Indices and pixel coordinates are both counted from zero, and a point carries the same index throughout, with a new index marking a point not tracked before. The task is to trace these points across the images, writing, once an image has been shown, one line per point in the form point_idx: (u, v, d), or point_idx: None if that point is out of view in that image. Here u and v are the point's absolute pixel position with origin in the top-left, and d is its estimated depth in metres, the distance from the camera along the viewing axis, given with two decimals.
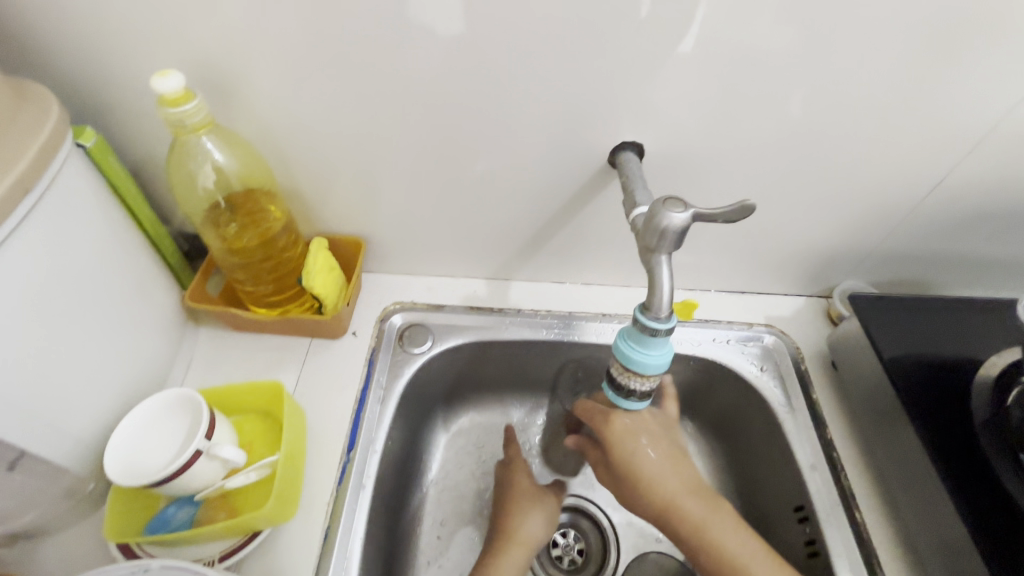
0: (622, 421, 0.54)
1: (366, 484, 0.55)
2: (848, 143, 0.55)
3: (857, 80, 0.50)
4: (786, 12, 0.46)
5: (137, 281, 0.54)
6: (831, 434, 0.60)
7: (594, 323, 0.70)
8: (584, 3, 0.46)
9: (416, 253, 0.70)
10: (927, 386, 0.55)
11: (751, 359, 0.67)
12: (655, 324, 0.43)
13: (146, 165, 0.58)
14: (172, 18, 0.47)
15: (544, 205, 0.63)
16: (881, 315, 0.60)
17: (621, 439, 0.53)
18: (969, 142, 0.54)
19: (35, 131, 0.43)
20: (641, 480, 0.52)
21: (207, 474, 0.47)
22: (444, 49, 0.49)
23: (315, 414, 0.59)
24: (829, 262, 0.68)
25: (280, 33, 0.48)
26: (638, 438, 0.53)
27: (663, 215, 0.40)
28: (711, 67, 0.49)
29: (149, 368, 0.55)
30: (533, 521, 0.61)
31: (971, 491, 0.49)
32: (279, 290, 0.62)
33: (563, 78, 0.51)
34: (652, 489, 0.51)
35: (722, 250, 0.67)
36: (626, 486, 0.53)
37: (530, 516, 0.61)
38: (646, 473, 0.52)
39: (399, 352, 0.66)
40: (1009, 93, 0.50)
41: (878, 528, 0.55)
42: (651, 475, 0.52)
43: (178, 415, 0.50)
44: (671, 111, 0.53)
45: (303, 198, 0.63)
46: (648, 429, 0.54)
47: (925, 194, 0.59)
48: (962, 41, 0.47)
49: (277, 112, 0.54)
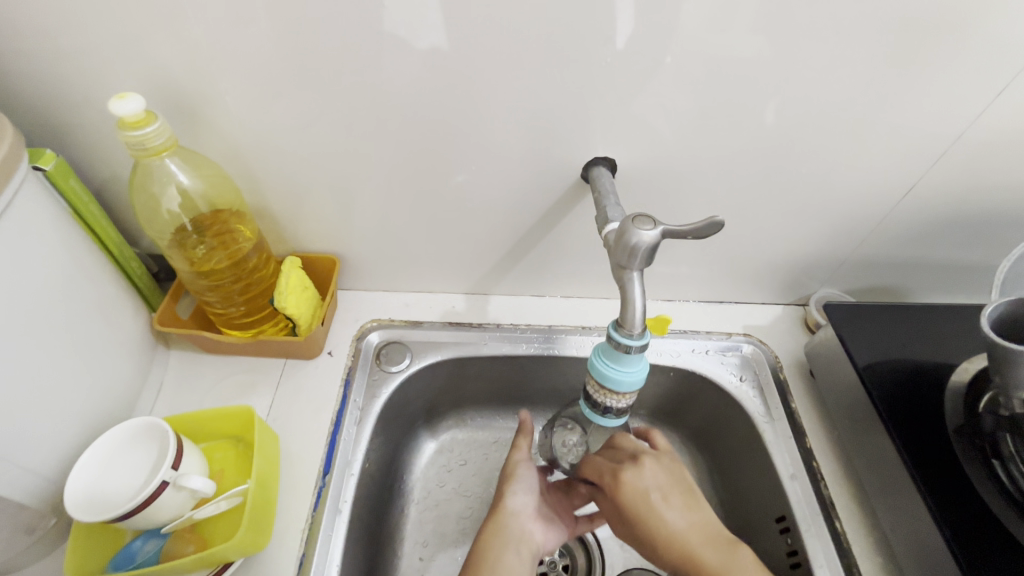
0: (629, 478, 0.51)
1: (343, 509, 0.54)
2: (816, 154, 0.56)
3: (823, 93, 0.51)
4: (752, 28, 0.46)
5: (101, 306, 0.52)
6: (809, 442, 0.61)
7: (573, 336, 0.69)
8: (552, 21, 0.46)
9: (393, 270, 0.69)
10: (902, 394, 0.56)
11: (730, 369, 0.67)
12: (629, 341, 0.43)
13: (112, 186, 0.57)
14: (135, 38, 0.46)
15: (519, 219, 0.63)
16: (855, 324, 0.61)
17: (633, 502, 0.50)
18: (932, 152, 0.55)
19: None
20: (659, 541, 0.48)
21: (174, 505, 0.46)
22: (414, 66, 0.49)
23: (290, 437, 0.58)
24: (804, 270, 0.69)
25: (247, 52, 0.48)
26: (650, 497, 0.50)
27: (633, 232, 0.40)
28: (679, 82, 0.50)
29: (116, 395, 0.53)
30: (512, 495, 0.58)
31: (946, 498, 0.50)
32: (251, 311, 0.61)
33: (535, 93, 0.51)
34: (667, 548, 0.48)
35: (699, 261, 0.68)
36: (647, 549, 0.50)
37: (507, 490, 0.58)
38: (664, 532, 0.48)
39: (376, 370, 0.65)
40: (969, 105, 0.51)
41: (858, 537, 0.55)
42: (670, 535, 0.48)
43: (145, 443, 0.48)
44: (642, 126, 0.53)
45: (275, 217, 0.62)
46: (654, 477, 0.51)
47: (893, 203, 0.60)
48: (922, 55, 0.48)
49: (246, 132, 0.53)
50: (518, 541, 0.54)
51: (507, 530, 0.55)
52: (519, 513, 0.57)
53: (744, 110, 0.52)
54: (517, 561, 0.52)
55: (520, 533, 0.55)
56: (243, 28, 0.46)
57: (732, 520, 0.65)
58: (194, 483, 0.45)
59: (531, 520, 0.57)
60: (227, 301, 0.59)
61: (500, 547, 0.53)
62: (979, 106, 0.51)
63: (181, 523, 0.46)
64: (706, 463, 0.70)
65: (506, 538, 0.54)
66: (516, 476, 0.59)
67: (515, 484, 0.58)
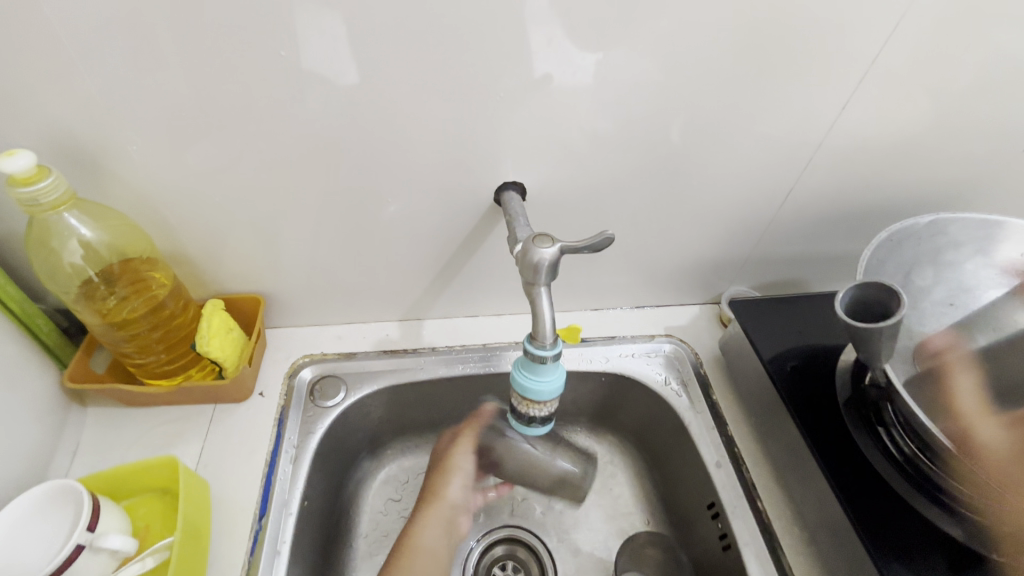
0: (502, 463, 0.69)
1: (281, 550, 0.53)
2: (706, 166, 0.62)
3: (701, 112, 0.57)
4: (629, 57, 0.51)
5: (1, 369, 0.49)
6: (731, 430, 0.65)
7: (508, 352, 0.72)
8: (449, 58, 0.49)
9: (324, 303, 0.69)
10: (801, 377, 0.62)
11: (656, 368, 0.71)
12: (543, 352, 0.46)
13: (10, 244, 0.55)
14: (25, 92, 0.45)
15: (442, 244, 0.65)
16: (758, 317, 0.67)
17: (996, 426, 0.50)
18: (805, 158, 0.62)
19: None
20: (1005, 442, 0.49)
21: (92, 570, 0.43)
22: (321, 104, 0.50)
23: (222, 483, 0.56)
24: (713, 271, 0.75)
25: (148, 100, 0.48)
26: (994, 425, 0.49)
27: (534, 250, 0.43)
28: (575, 105, 0.54)
29: (23, 462, 0.50)
30: (452, 486, 0.67)
31: (841, 466, 0.55)
32: (173, 358, 0.59)
33: (441, 124, 0.54)
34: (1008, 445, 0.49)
35: (617, 270, 0.72)
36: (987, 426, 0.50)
37: (448, 481, 0.67)
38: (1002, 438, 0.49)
39: (310, 407, 0.64)
40: (825, 114, 0.58)
41: (779, 512, 0.59)
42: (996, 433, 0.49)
43: (57, 508, 0.46)
44: (547, 148, 0.57)
45: (192, 260, 0.61)
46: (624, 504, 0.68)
47: (781, 204, 0.67)
48: (780, 74, 0.54)
49: (152, 178, 0.53)
50: (448, 526, 0.66)
51: (442, 516, 0.65)
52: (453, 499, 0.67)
53: (635, 129, 0.57)
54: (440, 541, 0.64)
55: (453, 519, 0.66)
56: (140, 77, 0.46)
57: (671, 513, 0.69)
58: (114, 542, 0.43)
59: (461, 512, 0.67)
60: (146, 351, 0.57)
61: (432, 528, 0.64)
62: (834, 115, 0.58)
63: None
64: (644, 461, 0.73)
65: (438, 520, 0.65)
66: (458, 468, 0.67)
67: (454, 476, 0.67)
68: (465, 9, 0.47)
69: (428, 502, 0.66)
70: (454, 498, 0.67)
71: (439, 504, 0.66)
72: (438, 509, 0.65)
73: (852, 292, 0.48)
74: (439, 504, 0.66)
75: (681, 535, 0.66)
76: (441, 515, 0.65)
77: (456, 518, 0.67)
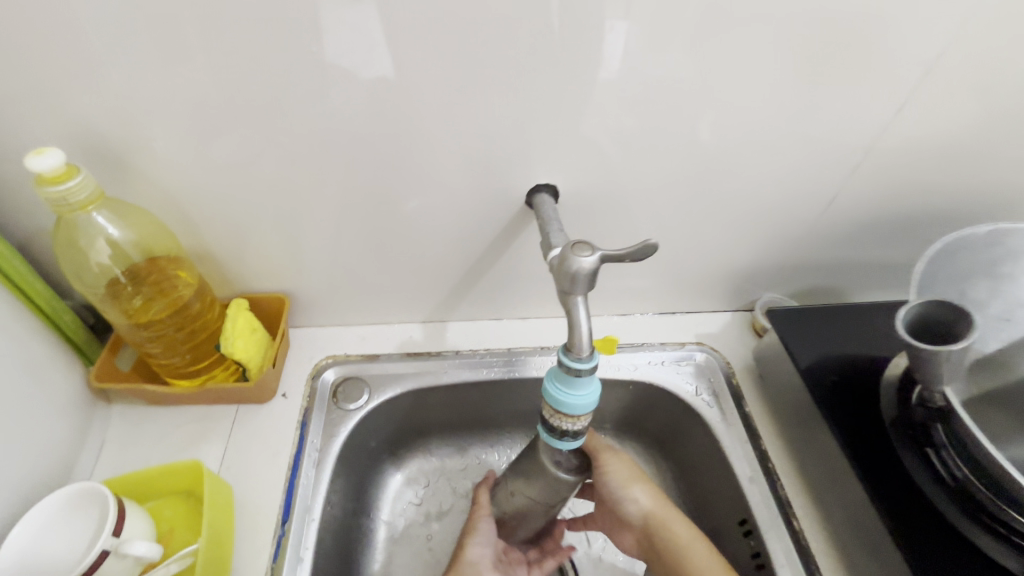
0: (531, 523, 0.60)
1: (304, 557, 0.52)
2: (746, 169, 0.59)
3: (745, 113, 0.54)
4: (674, 53, 0.49)
5: (29, 367, 0.49)
6: (765, 444, 0.63)
7: (534, 357, 0.70)
8: (486, 55, 0.47)
9: (348, 304, 0.68)
10: (842, 391, 0.59)
11: (686, 378, 0.69)
12: (578, 364, 0.44)
13: (38, 240, 0.54)
14: (55, 88, 0.45)
15: (470, 247, 0.63)
16: (796, 327, 0.64)
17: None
18: (852, 162, 0.59)
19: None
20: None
21: (117, 575, 0.43)
22: (352, 102, 0.49)
23: (245, 486, 0.56)
24: (747, 278, 0.72)
25: (178, 97, 0.47)
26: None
27: (573, 259, 0.41)
28: (613, 105, 0.52)
29: (51, 461, 0.50)
30: (471, 546, 0.58)
31: (887, 490, 0.52)
32: (197, 358, 0.59)
33: (473, 124, 0.52)
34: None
35: (648, 275, 0.70)
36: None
37: (466, 542, 0.58)
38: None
39: (333, 410, 0.63)
40: (876, 116, 0.55)
41: (816, 532, 0.56)
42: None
43: (84, 510, 0.46)
44: (581, 150, 0.55)
45: (217, 259, 0.60)
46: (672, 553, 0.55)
47: (823, 210, 0.64)
48: (831, 74, 0.52)
49: (179, 177, 0.52)
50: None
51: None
52: (476, 563, 0.57)
53: (674, 131, 0.55)
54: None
55: None
56: (171, 74, 0.45)
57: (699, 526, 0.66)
58: (139, 548, 0.43)
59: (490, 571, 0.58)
60: (171, 351, 0.57)
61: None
62: (886, 118, 0.55)
63: None
64: (671, 472, 0.71)
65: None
66: (475, 530, 0.59)
67: (473, 537, 0.58)
68: (504, 4, 0.45)
69: (449, 571, 0.56)
70: (474, 559, 0.57)
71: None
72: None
73: (917, 309, 0.47)
74: (460, 573, 0.56)
75: None
76: None
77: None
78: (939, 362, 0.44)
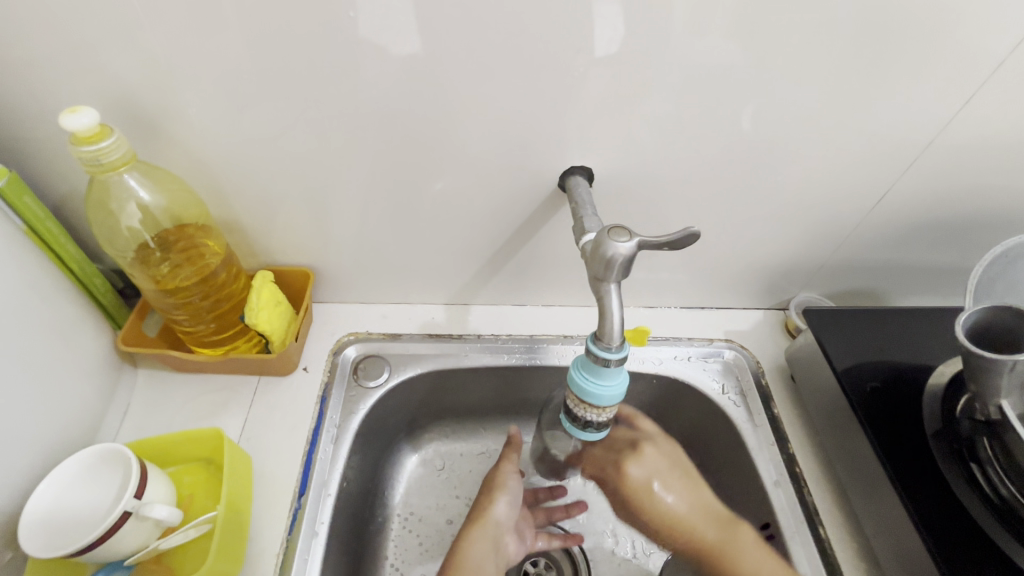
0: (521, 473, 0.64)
1: (319, 532, 0.52)
2: (793, 161, 0.56)
3: (799, 100, 0.51)
4: (728, 32, 0.46)
5: (60, 329, 0.50)
6: (792, 448, 0.61)
7: (557, 345, 0.69)
8: (528, 29, 0.45)
9: (372, 282, 0.68)
10: (879, 399, 0.57)
11: (712, 375, 0.67)
12: (607, 354, 0.43)
13: (72, 202, 0.55)
14: (91, 47, 0.44)
15: (498, 229, 0.62)
16: (834, 328, 0.62)
17: None
18: (909, 158, 0.56)
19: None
20: None
21: (138, 536, 0.44)
22: (386, 74, 0.48)
23: (264, 457, 0.56)
24: (784, 275, 0.69)
25: (210, 60, 0.46)
26: None
27: (610, 244, 0.40)
28: (659, 86, 0.49)
29: (78, 421, 0.51)
30: (496, 504, 0.61)
31: (927, 504, 0.50)
32: (221, 329, 0.59)
33: (511, 101, 0.50)
34: None
35: (680, 267, 0.67)
36: None
37: (492, 499, 0.61)
38: None
39: (353, 386, 0.63)
40: (943, 108, 0.51)
41: (842, 542, 0.54)
42: None
43: (107, 470, 0.47)
44: (622, 133, 0.53)
45: (245, 230, 0.60)
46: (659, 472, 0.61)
47: (871, 208, 0.61)
48: (896, 62, 0.48)
49: (210, 143, 0.51)
50: (495, 543, 0.59)
51: (488, 535, 0.59)
52: (500, 522, 0.60)
53: (722, 116, 0.52)
54: (491, 565, 0.57)
55: (499, 541, 0.59)
56: (205, 39, 0.44)
57: None
58: (159, 512, 0.44)
59: (509, 531, 0.61)
60: (196, 319, 0.57)
61: (480, 553, 0.56)
62: (951, 112, 0.52)
63: (147, 554, 0.44)
64: None
65: (486, 538, 0.58)
66: (504, 488, 0.62)
67: (501, 495, 0.62)
68: None
69: (472, 521, 0.60)
70: (500, 517, 0.60)
71: (486, 532, 0.59)
72: (484, 529, 0.59)
73: (975, 319, 0.46)
74: (484, 523, 0.59)
75: None
76: (488, 539, 0.58)
77: (504, 540, 0.60)
78: (1001, 373, 0.43)
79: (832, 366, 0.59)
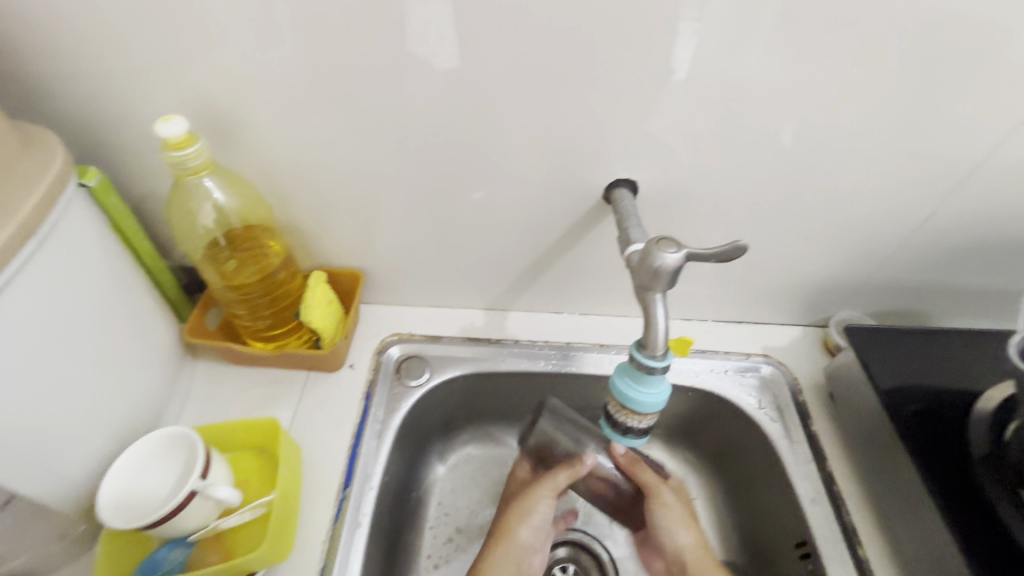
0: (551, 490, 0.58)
1: (362, 523, 0.54)
2: (838, 179, 0.56)
3: (844, 119, 0.51)
4: (773, 52, 0.47)
5: (136, 319, 0.54)
6: (830, 466, 0.60)
7: (592, 353, 0.70)
8: (579, 46, 0.47)
9: (416, 285, 0.70)
10: (925, 421, 0.56)
11: (749, 390, 0.67)
12: (651, 362, 0.44)
13: (148, 202, 0.59)
14: (178, 59, 0.48)
15: (541, 238, 0.64)
16: (877, 347, 0.61)
17: None
18: (957, 178, 0.56)
19: (33, 183, 0.42)
20: None
21: (201, 514, 0.47)
22: (441, 86, 0.50)
23: (311, 449, 0.59)
24: (824, 293, 0.69)
25: (282, 73, 0.49)
26: None
27: (658, 255, 0.41)
28: (703, 103, 0.51)
29: (146, 406, 0.55)
30: (522, 527, 0.57)
31: (974, 529, 0.49)
32: (276, 325, 0.62)
33: (562, 114, 0.52)
34: None
35: (718, 281, 0.68)
36: None
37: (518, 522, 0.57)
38: None
39: (395, 385, 0.65)
40: (997, 127, 0.51)
41: (881, 565, 0.54)
42: None
43: (173, 452, 0.50)
44: (665, 148, 0.54)
45: (301, 232, 0.63)
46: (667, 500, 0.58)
47: (917, 226, 0.60)
48: (944, 82, 0.48)
49: (277, 150, 0.55)
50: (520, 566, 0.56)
51: (511, 556, 0.56)
52: (526, 545, 0.57)
53: (766, 132, 0.53)
54: None
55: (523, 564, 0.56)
56: (278, 53, 0.48)
57: (750, 544, 0.64)
58: (221, 494, 0.46)
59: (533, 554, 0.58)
60: (255, 314, 0.60)
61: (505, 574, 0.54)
62: (1003, 131, 0.51)
63: (207, 532, 0.47)
64: (723, 484, 0.69)
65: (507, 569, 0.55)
66: (534, 512, 0.57)
67: (529, 517, 0.57)
68: None
69: (496, 539, 0.56)
70: (524, 542, 0.57)
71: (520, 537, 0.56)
72: (508, 551, 0.56)
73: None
74: (507, 543, 0.56)
75: (762, 568, 0.62)
76: (511, 557, 0.55)
77: (527, 560, 0.57)
78: None
79: (875, 386, 0.58)
